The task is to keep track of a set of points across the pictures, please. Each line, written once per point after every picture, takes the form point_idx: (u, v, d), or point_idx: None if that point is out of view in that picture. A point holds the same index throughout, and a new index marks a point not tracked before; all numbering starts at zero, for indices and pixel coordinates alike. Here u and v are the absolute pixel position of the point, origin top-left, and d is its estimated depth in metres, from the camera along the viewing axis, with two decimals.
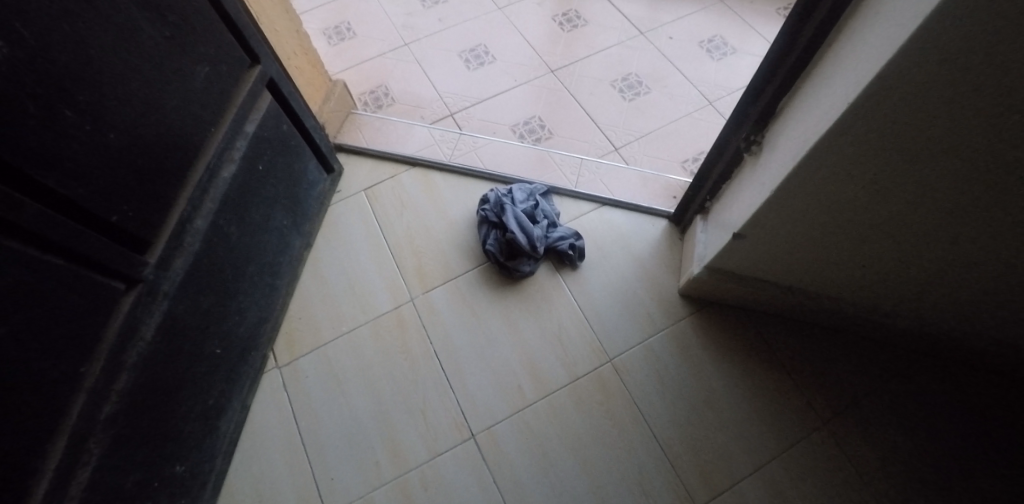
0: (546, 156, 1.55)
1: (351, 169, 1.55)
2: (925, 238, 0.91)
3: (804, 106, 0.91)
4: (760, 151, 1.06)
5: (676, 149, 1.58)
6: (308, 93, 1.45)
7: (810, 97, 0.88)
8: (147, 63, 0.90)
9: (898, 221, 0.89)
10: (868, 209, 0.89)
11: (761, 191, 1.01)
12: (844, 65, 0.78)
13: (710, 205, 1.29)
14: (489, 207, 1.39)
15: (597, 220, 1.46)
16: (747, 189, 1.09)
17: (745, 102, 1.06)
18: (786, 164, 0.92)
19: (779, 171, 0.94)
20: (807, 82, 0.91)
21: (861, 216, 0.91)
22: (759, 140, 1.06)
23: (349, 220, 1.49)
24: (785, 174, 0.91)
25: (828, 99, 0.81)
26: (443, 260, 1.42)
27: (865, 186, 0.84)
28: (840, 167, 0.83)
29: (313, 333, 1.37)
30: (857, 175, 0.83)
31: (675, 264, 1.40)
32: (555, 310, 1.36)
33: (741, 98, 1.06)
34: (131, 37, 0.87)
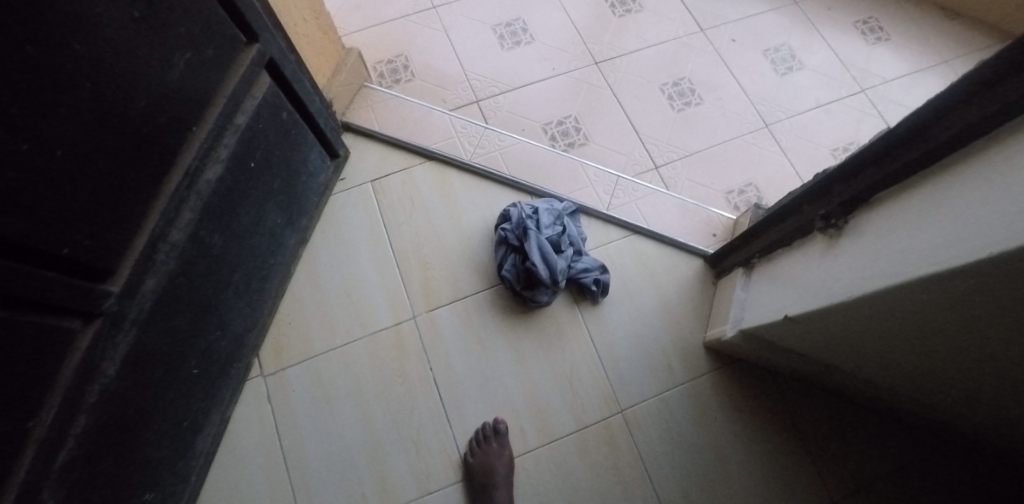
0: (579, 168, 1.38)
1: (359, 155, 1.37)
2: (1007, 376, 0.77)
3: (913, 213, 0.76)
4: (837, 237, 0.91)
5: (722, 178, 1.43)
6: (318, 64, 1.25)
7: (925, 205, 0.74)
8: (107, 53, 0.72)
9: (988, 356, 0.75)
10: (957, 338, 0.75)
11: (833, 282, 0.88)
12: (987, 192, 0.63)
13: (758, 264, 1.16)
14: (511, 226, 1.23)
15: (627, 250, 1.32)
16: (811, 271, 0.96)
17: (834, 176, 0.90)
18: (878, 271, 0.79)
19: (867, 274, 0.81)
20: (922, 185, 0.75)
21: (949, 341, 0.78)
22: (839, 225, 0.91)
23: (352, 215, 1.33)
24: (878, 286, 0.78)
25: (961, 225, 0.66)
26: (452, 276, 1.28)
27: (961, 315, 0.71)
28: (944, 294, 0.70)
29: (303, 342, 1.25)
30: (961, 306, 0.69)
31: (704, 312, 1.29)
32: (570, 349, 1.25)
33: (831, 171, 0.90)
34: (84, 22, 0.68)
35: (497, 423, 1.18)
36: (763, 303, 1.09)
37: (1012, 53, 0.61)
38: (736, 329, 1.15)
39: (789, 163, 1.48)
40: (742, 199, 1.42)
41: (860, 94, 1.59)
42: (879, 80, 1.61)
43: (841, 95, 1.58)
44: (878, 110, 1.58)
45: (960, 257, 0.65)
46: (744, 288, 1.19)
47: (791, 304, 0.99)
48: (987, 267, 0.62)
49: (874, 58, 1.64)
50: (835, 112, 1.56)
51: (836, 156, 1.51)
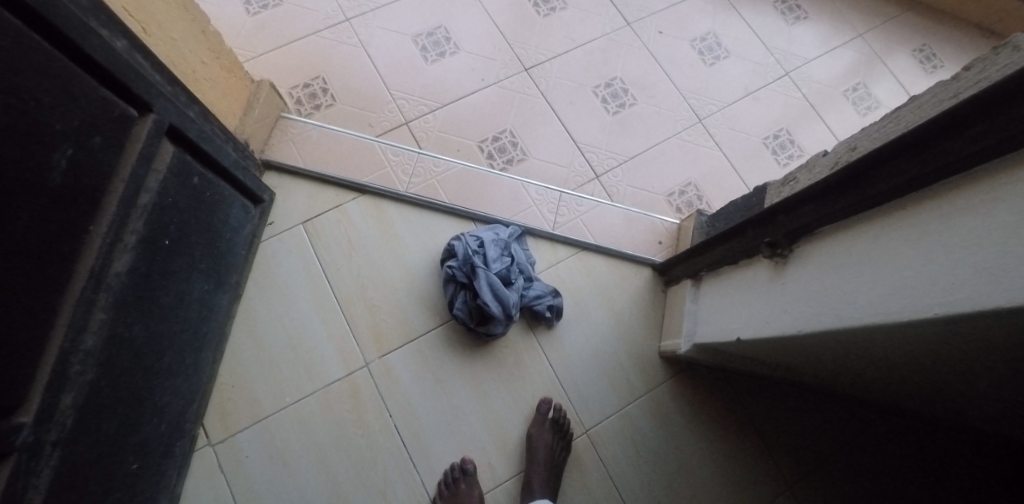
0: (521, 188, 1.35)
1: (285, 195, 1.28)
2: (944, 379, 0.82)
3: (857, 254, 0.77)
4: (783, 265, 0.93)
5: (663, 181, 1.44)
6: (227, 106, 1.13)
7: (868, 247, 0.75)
8: None
9: (926, 367, 0.79)
10: (899, 356, 0.78)
11: (784, 307, 0.90)
12: (925, 246, 0.65)
13: (707, 277, 1.18)
14: (458, 262, 1.19)
15: (577, 268, 1.31)
16: (759, 296, 0.98)
17: (782, 205, 0.92)
18: (824, 309, 0.80)
19: (816, 308, 0.82)
20: (865, 224, 0.77)
21: (889, 359, 0.81)
22: (784, 253, 0.93)
23: (287, 262, 1.25)
24: (825, 324, 0.79)
25: (898, 278, 0.68)
26: (401, 316, 1.24)
27: (900, 345, 0.74)
28: (887, 335, 0.72)
29: (251, 406, 1.18)
30: (902, 341, 0.72)
31: (656, 323, 1.31)
32: (530, 377, 1.24)
33: (780, 201, 0.92)
34: None
35: (465, 462, 1.15)
36: (716, 317, 1.11)
37: (955, 112, 0.63)
38: (690, 342, 1.17)
39: (725, 158, 1.51)
40: (683, 201, 1.43)
41: (784, 78, 1.64)
42: (800, 60, 1.67)
43: (768, 81, 1.63)
44: (803, 93, 1.63)
45: (904, 311, 0.66)
46: (693, 299, 1.21)
47: (743, 322, 1.01)
48: (923, 324, 0.64)
49: (795, 39, 1.70)
50: (763, 100, 1.60)
51: (767, 145, 1.55)
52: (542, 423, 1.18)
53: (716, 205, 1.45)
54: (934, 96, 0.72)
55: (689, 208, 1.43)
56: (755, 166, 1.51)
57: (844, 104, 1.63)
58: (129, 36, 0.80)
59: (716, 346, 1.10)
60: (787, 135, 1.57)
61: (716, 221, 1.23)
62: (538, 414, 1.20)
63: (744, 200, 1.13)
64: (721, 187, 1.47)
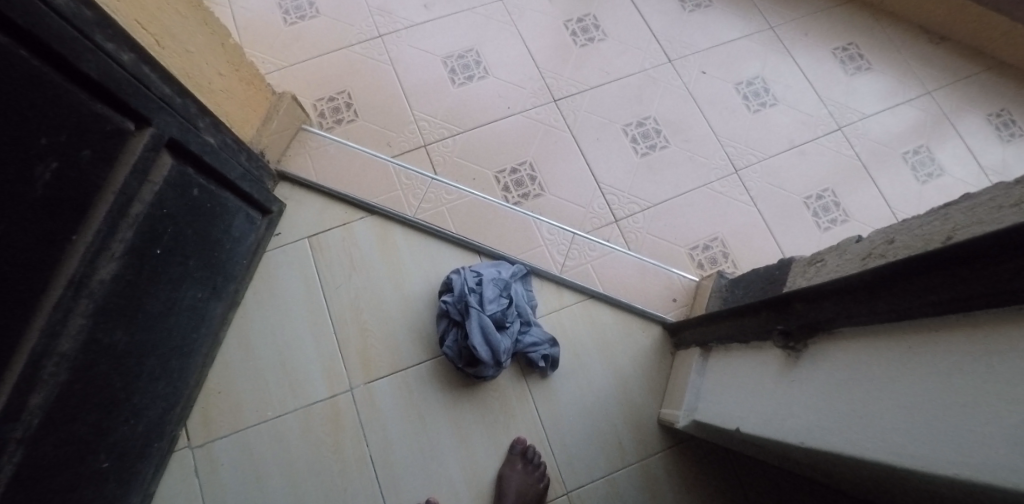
0: (532, 224, 1.31)
1: (296, 209, 1.28)
2: None
3: (878, 375, 0.66)
4: (795, 361, 0.83)
5: (687, 233, 1.36)
6: (244, 116, 1.13)
7: (888, 367, 0.64)
8: None
9: None
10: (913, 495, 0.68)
11: (794, 412, 0.80)
12: (968, 392, 0.54)
13: (718, 350, 1.08)
14: (453, 297, 1.16)
15: (581, 316, 1.25)
16: (765, 387, 0.89)
17: (796, 292, 0.80)
18: (836, 429, 0.70)
19: (828, 425, 0.72)
20: (888, 340, 0.65)
21: (903, 493, 0.71)
22: (796, 347, 0.82)
23: (288, 275, 1.25)
24: (840, 447, 0.69)
25: (934, 420, 0.57)
26: (392, 345, 1.21)
27: (918, 489, 0.63)
28: (916, 481, 0.60)
29: (233, 417, 1.17)
30: (929, 490, 0.61)
31: (659, 386, 1.24)
32: (515, 423, 1.19)
33: (795, 291, 0.80)
34: None
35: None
36: (723, 396, 1.02)
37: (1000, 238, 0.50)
38: (694, 416, 1.09)
39: (758, 214, 1.41)
40: (706, 256, 1.34)
41: (836, 132, 1.53)
42: (858, 115, 1.55)
43: (817, 134, 1.52)
44: (856, 151, 1.51)
45: (948, 462, 0.54)
46: (699, 371, 1.13)
47: (749, 411, 0.92)
48: (962, 486, 0.53)
49: (853, 91, 1.58)
50: (810, 155, 1.49)
51: (808, 205, 1.45)
52: (514, 465, 1.14)
53: (743, 265, 1.35)
54: (993, 199, 0.58)
55: (713, 265, 1.34)
56: (791, 226, 1.41)
57: (902, 167, 1.50)
58: (137, 48, 0.78)
59: (720, 427, 1.00)
60: (832, 196, 1.46)
61: (738, 288, 1.12)
62: (509, 453, 1.16)
63: (768, 272, 1.03)
64: (751, 245, 1.38)
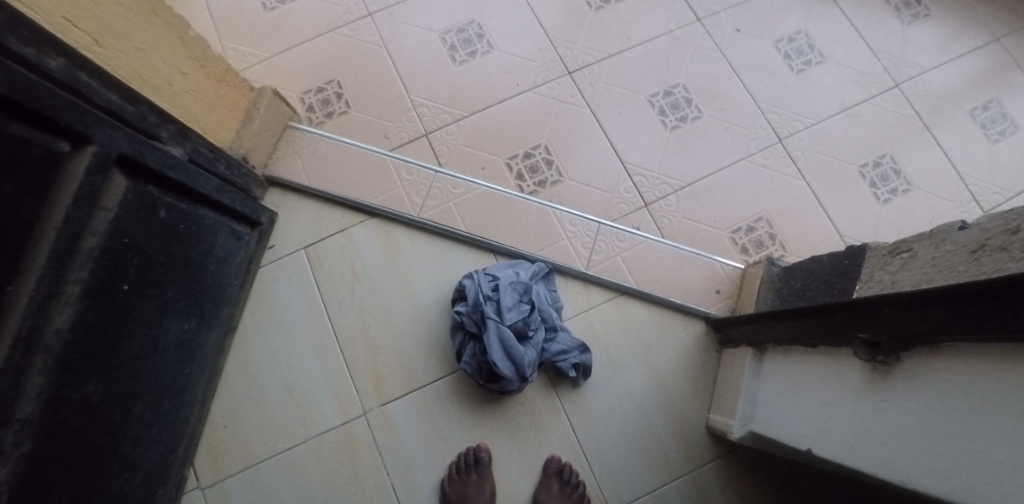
0: (552, 216, 1.16)
1: (290, 217, 1.17)
2: None
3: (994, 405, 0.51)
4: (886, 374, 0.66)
5: (728, 215, 1.21)
6: (219, 118, 1.02)
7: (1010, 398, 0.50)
8: None
9: None
10: None
11: (892, 446, 0.64)
12: None
13: (778, 353, 0.93)
14: (467, 307, 1.02)
15: (613, 316, 1.11)
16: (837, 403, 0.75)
17: (888, 298, 0.64)
18: (956, 475, 0.55)
19: (945, 468, 0.56)
20: (1006, 364, 0.50)
21: None
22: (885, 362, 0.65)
23: (286, 291, 1.13)
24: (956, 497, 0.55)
25: None
26: (406, 362, 1.09)
27: None
28: None
29: (242, 452, 1.08)
30: None
31: (706, 389, 1.10)
32: (547, 440, 1.06)
33: (886, 297, 0.64)
34: None
35: (478, 450, 1.04)
36: (789, 410, 0.86)
37: None
38: (753, 428, 0.94)
39: (807, 185, 1.27)
40: (751, 239, 1.20)
41: (893, 90, 1.36)
42: (916, 69, 1.37)
43: (871, 94, 1.35)
44: (915, 111, 1.34)
45: None
46: (753, 375, 0.98)
47: (828, 432, 0.76)
48: None
49: (909, 41, 1.39)
50: (862, 118, 1.33)
51: (865, 175, 1.29)
52: (551, 490, 1.02)
53: (792, 247, 1.21)
54: None
55: (759, 250, 1.19)
56: (843, 200, 1.26)
57: (967, 125, 1.33)
58: (65, 52, 0.67)
59: (791, 445, 0.84)
60: (891, 162, 1.30)
61: (798, 279, 0.95)
62: (544, 474, 1.04)
63: (835, 261, 0.86)
64: (801, 224, 1.23)
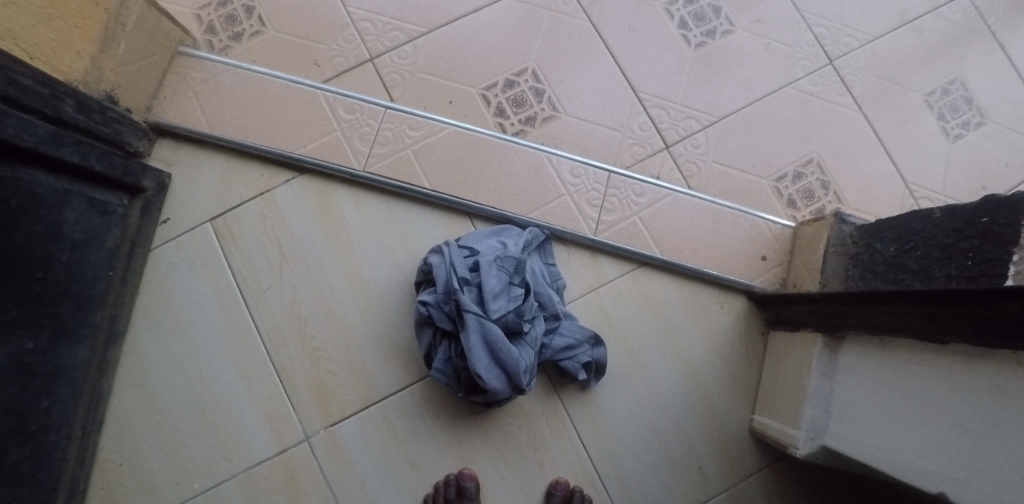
0: (546, 164, 0.87)
1: (191, 179, 0.86)
2: None
3: None
4: None
5: (770, 157, 0.94)
6: (60, 36, 0.69)
7: None
8: None
9: None
10: None
11: None
12: None
13: (863, 349, 0.67)
14: (436, 294, 0.74)
15: (628, 294, 0.85)
16: (979, 431, 0.51)
17: None
18: None
19: None
20: None
21: None
22: None
23: (191, 280, 0.85)
24: None
25: None
26: (357, 368, 0.81)
27: None
28: None
29: (147, 497, 0.81)
30: None
31: (749, 385, 0.85)
32: (550, 461, 0.81)
33: None
34: None
35: (462, 479, 0.78)
36: (892, 430, 0.61)
37: None
38: (829, 445, 0.69)
39: (864, 118, 0.99)
40: (799, 190, 0.93)
41: None
42: None
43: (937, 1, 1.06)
44: (989, 23, 1.06)
45: None
46: (824, 372, 0.72)
47: (974, 473, 0.51)
48: None
49: None
50: (928, 32, 1.04)
51: (933, 105, 1.02)
52: None
53: (849, 198, 0.95)
54: None
55: (810, 203, 0.93)
56: (908, 136, 0.99)
57: None
58: None
59: (901, 481, 0.59)
60: (961, 89, 1.02)
61: (895, 242, 0.68)
62: None
63: (960, 216, 0.59)
64: (857, 168, 0.97)
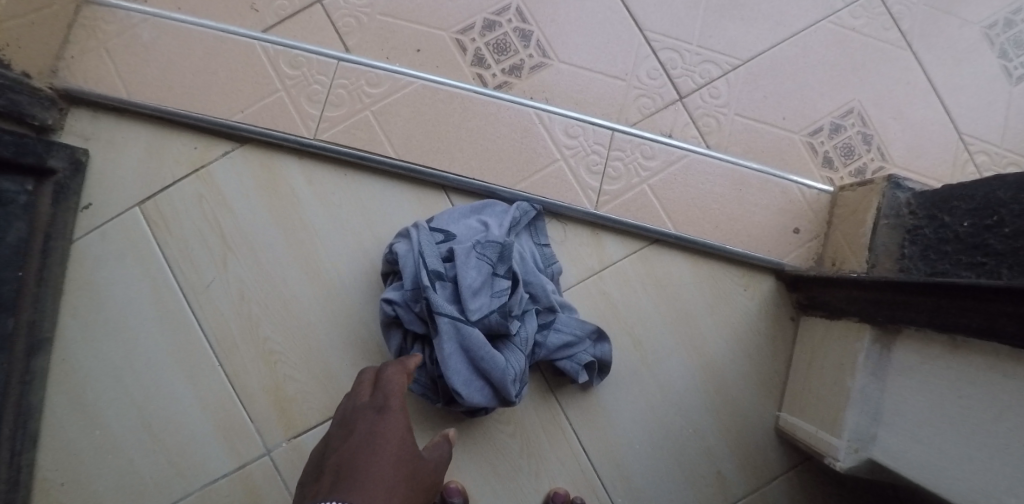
0: (536, 123, 0.73)
1: (113, 155, 0.72)
2: None
3: None
4: None
5: (803, 108, 0.79)
6: None
7: None
8: None
9: None
10: None
11: None
12: None
13: (928, 349, 0.54)
14: (403, 291, 0.61)
15: (635, 277, 0.73)
16: None
17: None
18: None
19: None
20: None
21: None
22: None
23: (122, 276, 0.72)
24: None
25: None
26: (320, 373, 0.70)
27: None
28: None
29: None
30: None
31: (777, 378, 0.73)
32: (548, 472, 0.70)
33: None
34: None
35: (449, 496, 0.68)
36: (973, 453, 0.48)
37: None
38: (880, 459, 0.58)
39: (914, 58, 0.83)
40: (837, 146, 0.79)
41: None
42: None
43: None
44: None
45: None
46: (873, 373, 0.60)
47: None
48: None
49: None
50: None
51: (994, 41, 0.85)
52: None
53: (894, 155, 0.81)
54: None
55: (849, 161, 0.79)
56: (965, 79, 0.83)
57: None
58: None
59: None
60: None
61: (970, 214, 0.55)
62: None
63: None
64: (904, 119, 0.82)
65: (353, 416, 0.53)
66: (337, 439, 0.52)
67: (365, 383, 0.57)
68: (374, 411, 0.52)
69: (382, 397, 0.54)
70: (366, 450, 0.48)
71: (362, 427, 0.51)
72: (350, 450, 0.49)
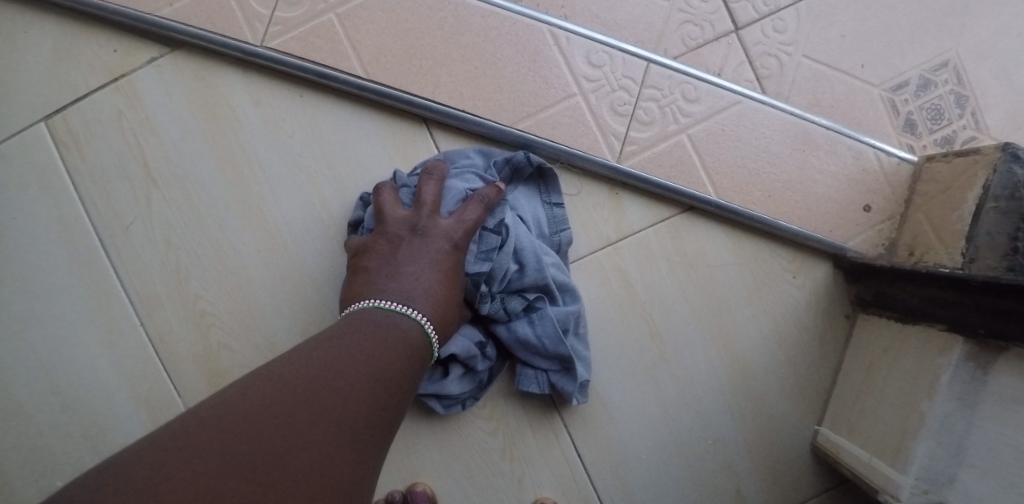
0: (549, 46, 0.57)
1: (13, 54, 0.57)
2: None
3: None
4: None
5: (888, 52, 0.61)
6: None
7: None
8: None
9: None
10: None
11: None
12: None
13: None
14: (372, 219, 0.51)
15: (659, 250, 0.58)
16: None
17: None
18: None
19: None
20: None
21: None
22: None
23: (21, 207, 0.57)
24: None
25: None
26: (262, 343, 0.56)
27: None
28: None
29: None
30: None
31: (823, 386, 0.60)
32: (535, 478, 0.58)
33: None
34: None
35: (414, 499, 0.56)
36: None
37: None
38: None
39: None
40: (924, 107, 0.61)
41: None
42: None
43: None
44: None
45: None
46: (961, 397, 0.45)
47: None
48: None
49: None
50: None
51: None
52: None
53: (993, 126, 0.60)
54: None
55: (937, 127, 0.60)
56: None
57: None
58: None
59: None
60: None
61: None
62: None
63: None
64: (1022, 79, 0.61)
65: (428, 233, 0.47)
66: (407, 245, 0.46)
67: (428, 204, 0.48)
68: (450, 245, 0.47)
69: (461, 233, 0.48)
70: (445, 284, 0.46)
71: (436, 252, 0.46)
72: (427, 272, 0.45)
